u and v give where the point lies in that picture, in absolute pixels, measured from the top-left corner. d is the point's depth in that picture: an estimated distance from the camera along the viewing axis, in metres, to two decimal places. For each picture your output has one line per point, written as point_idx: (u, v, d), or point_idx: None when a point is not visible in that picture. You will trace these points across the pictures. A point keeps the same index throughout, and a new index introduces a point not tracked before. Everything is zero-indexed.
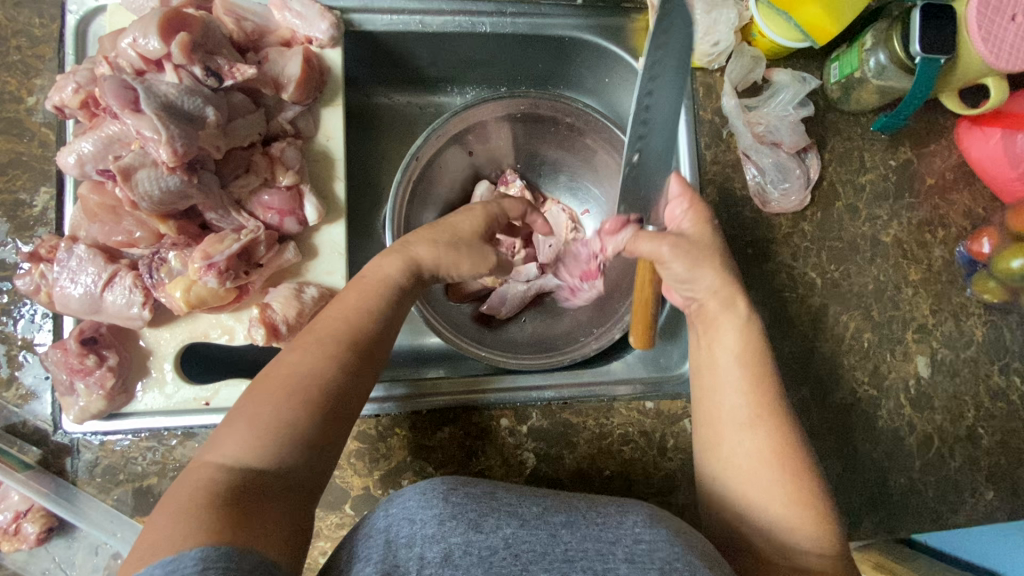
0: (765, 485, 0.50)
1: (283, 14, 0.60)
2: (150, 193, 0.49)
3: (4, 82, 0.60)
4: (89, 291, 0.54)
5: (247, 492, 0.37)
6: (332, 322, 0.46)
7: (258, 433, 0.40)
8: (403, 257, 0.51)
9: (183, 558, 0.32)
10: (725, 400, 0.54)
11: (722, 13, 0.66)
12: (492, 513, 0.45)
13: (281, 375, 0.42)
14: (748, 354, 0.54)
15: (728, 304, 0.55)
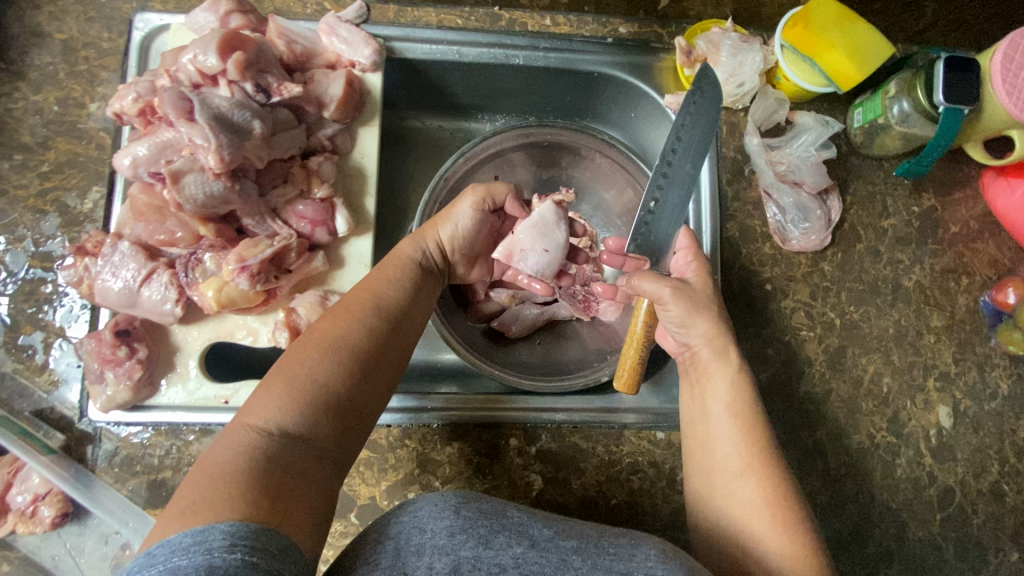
0: (760, 531, 0.53)
1: (330, 40, 0.65)
2: (195, 196, 0.52)
3: (70, 89, 0.65)
4: (128, 286, 0.57)
5: (291, 457, 0.42)
6: (360, 297, 0.55)
7: (294, 408, 0.45)
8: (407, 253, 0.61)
9: (212, 531, 0.35)
10: (719, 452, 0.57)
11: (747, 56, 0.68)
12: (503, 531, 0.46)
13: (317, 342, 0.50)
14: (741, 406, 0.58)
15: (718, 356, 0.60)
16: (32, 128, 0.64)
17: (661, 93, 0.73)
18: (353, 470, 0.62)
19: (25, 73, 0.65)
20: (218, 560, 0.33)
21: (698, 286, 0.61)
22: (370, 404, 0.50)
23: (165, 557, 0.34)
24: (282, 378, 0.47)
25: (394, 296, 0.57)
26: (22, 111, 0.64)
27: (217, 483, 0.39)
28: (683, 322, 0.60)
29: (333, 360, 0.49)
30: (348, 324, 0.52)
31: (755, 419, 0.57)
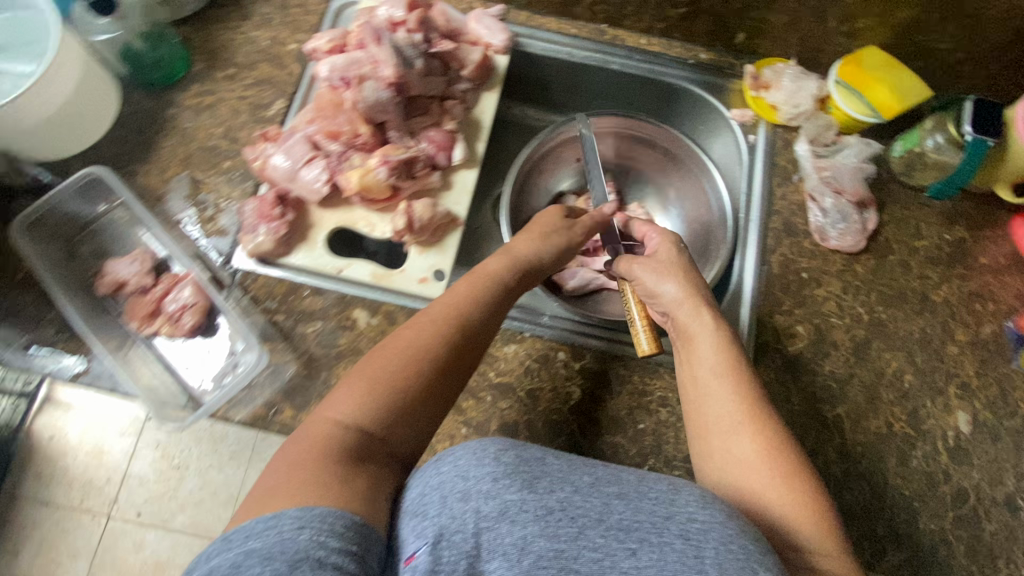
0: (760, 482, 0.58)
1: (476, 25, 0.84)
2: (368, 98, 0.70)
3: (279, 32, 0.86)
4: (293, 165, 0.73)
5: (357, 448, 0.54)
6: (443, 308, 0.64)
7: (367, 412, 0.56)
8: (506, 258, 0.71)
9: (282, 516, 0.45)
10: (714, 410, 0.64)
11: (805, 84, 0.84)
12: (545, 477, 0.51)
13: (395, 350, 0.60)
14: (723, 364, 0.66)
15: (694, 317, 0.69)
16: (247, 53, 0.85)
17: (728, 107, 0.88)
18: None
19: (250, 16, 0.87)
20: (289, 537, 0.43)
21: (663, 258, 0.73)
22: (433, 410, 0.59)
23: (241, 541, 0.44)
24: (360, 379, 0.58)
25: (474, 312, 0.64)
26: (242, 41, 0.85)
27: (298, 467, 0.51)
28: (653, 289, 0.72)
29: (408, 373, 0.58)
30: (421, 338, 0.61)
31: (740, 380, 0.64)
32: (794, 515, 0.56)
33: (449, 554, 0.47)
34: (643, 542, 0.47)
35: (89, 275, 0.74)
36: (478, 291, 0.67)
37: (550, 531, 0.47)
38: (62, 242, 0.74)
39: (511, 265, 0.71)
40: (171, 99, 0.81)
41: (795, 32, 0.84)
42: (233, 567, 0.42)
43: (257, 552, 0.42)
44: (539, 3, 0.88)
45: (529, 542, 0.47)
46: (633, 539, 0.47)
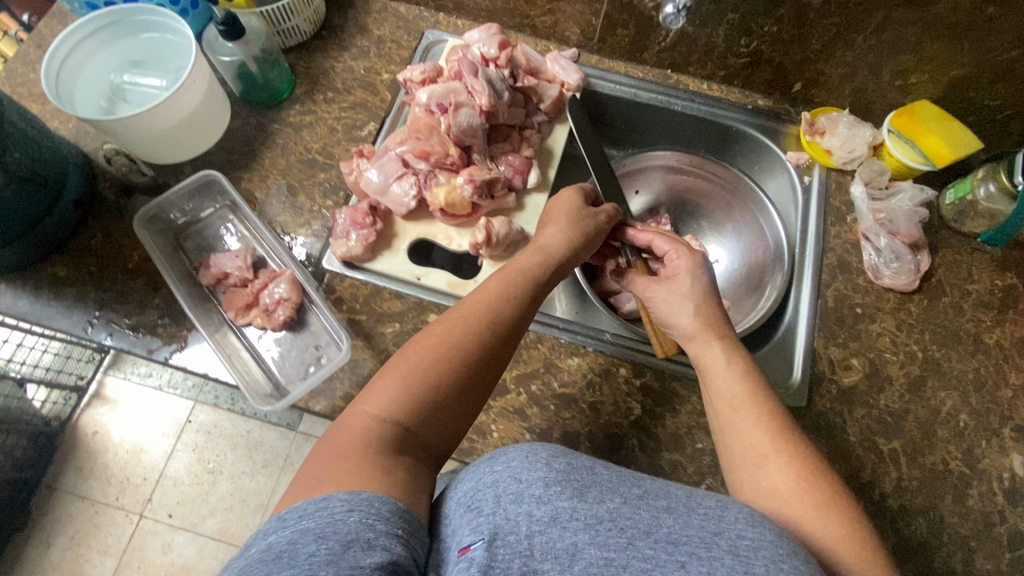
0: (796, 514, 0.57)
1: (552, 65, 0.92)
2: (461, 124, 0.78)
3: (375, 63, 0.95)
4: (386, 179, 0.80)
5: (395, 438, 0.54)
6: (477, 306, 0.65)
7: (406, 405, 0.56)
8: (540, 255, 0.72)
9: (332, 499, 0.45)
10: (738, 444, 0.64)
11: (860, 131, 0.89)
12: (595, 486, 0.50)
13: (430, 344, 0.60)
14: (743, 396, 0.66)
15: (711, 352, 0.71)
16: (344, 80, 0.94)
17: (784, 150, 0.94)
18: None
19: (349, 48, 0.96)
20: (341, 519, 0.43)
21: (678, 283, 0.75)
22: (466, 406, 0.60)
23: (296, 519, 0.44)
24: (397, 371, 0.58)
25: (506, 316, 0.64)
26: (341, 68, 0.95)
27: (341, 456, 0.51)
28: (673, 309, 0.74)
29: (445, 370, 0.58)
30: (458, 337, 0.61)
31: (761, 413, 0.65)
32: (835, 548, 0.55)
33: (503, 554, 0.45)
34: (693, 558, 0.45)
35: (191, 267, 0.80)
36: (507, 293, 0.66)
37: (601, 541, 0.46)
38: (170, 235, 0.82)
39: (545, 262, 0.71)
40: (275, 116, 0.90)
41: (850, 84, 0.90)
42: (284, 547, 0.42)
43: (308, 532, 0.43)
44: (609, 48, 0.96)
45: (580, 549, 0.46)
46: (682, 554, 0.45)
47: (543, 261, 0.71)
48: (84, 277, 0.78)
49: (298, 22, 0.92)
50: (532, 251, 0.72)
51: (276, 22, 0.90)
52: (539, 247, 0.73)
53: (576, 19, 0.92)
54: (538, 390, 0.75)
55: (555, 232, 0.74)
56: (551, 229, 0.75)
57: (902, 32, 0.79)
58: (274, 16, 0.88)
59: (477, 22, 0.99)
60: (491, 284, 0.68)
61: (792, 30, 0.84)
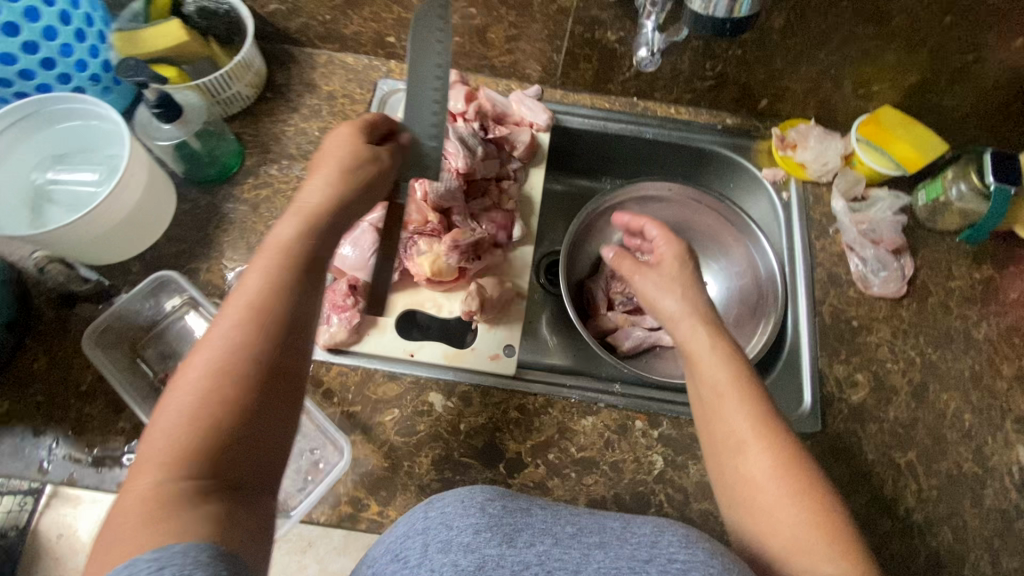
0: (770, 501, 0.55)
1: (519, 107, 0.88)
2: (437, 188, 0.74)
3: (329, 123, 0.89)
4: (363, 254, 0.74)
5: (184, 490, 0.41)
6: (241, 301, 0.49)
7: (185, 455, 0.42)
8: (305, 217, 0.55)
9: (136, 564, 0.37)
10: (718, 427, 0.61)
11: (830, 144, 0.90)
12: (526, 530, 0.52)
13: (189, 372, 0.46)
14: (725, 379, 0.62)
15: (695, 333, 0.66)
16: (298, 145, 0.87)
17: (759, 167, 0.93)
18: (503, 427, 0.72)
19: (299, 109, 0.90)
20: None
21: (668, 271, 0.72)
22: (270, 422, 0.47)
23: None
24: (155, 418, 0.44)
25: (271, 303, 0.49)
26: (293, 132, 0.88)
27: (126, 538, 0.39)
28: (654, 296, 0.71)
29: (217, 394, 0.45)
30: (216, 354, 0.46)
31: (744, 397, 0.60)
32: (808, 535, 0.53)
33: None
34: None
35: (154, 379, 0.71)
36: (270, 277, 0.50)
37: None
38: (125, 346, 0.73)
39: (313, 221, 0.55)
40: (228, 195, 0.83)
41: (814, 96, 0.90)
42: None
43: None
44: (573, 82, 0.93)
45: None
46: None
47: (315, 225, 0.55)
48: (31, 408, 0.69)
49: (239, 88, 0.85)
50: (295, 216, 0.55)
51: (215, 93, 0.82)
52: (299, 208, 0.56)
53: (536, 56, 0.88)
54: (557, 459, 0.71)
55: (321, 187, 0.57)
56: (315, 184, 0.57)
57: (862, 46, 0.80)
58: (210, 86, 0.81)
59: None
60: (252, 278, 0.50)
61: (755, 51, 0.83)
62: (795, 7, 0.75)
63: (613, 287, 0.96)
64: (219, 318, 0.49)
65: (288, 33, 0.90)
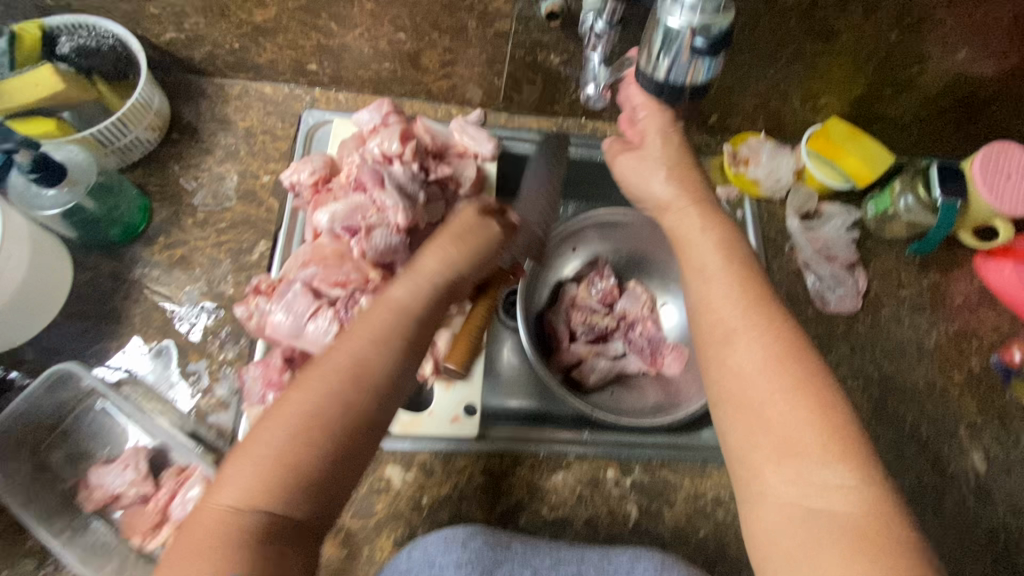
0: (766, 397, 0.48)
1: (461, 136, 0.80)
2: (379, 245, 0.68)
3: (249, 164, 0.80)
4: (296, 320, 0.65)
5: (264, 528, 0.43)
6: (345, 350, 0.50)
7: (268, 488, 0.44)
8: (416, 283, 0.56)
9: None
10: (706, 318, 0.54)
11: (783, 159, 0.89)
12: (507, 561, 0.58)
13: (289, 408, 0.47)
14: (717, 263, 0.56)
15: (685, 219, 0.60)
16: (214, 193, 0.77)
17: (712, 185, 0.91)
18: (470, 494, 0.68)
19: (212, 150, 0.79)
20: None
21: (650, 149, 0.64)
22: (349, 470, 0.47)
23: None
24: (252, 445, 0.46)
25: (377, 355, 0.50)
26: (207, 179, 0.78)
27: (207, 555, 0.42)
28: (640, 176, 0.64)
29: (305, 441, 0.46)
30: (317, 390, 0.47)
31: (738, 285, 0.54)
32: (807, 434, 0.46)
33: None
34: None
35: (66, 488, 0.63)
36: (382, 327, 0.52)
37: None
38: (27, 452, 0.63)
39: (425, 288, 0.56)
40: (137, 258, 0.73)
41: (764, 111, 0.88)
42: None
43: None
44: (517, 104, 0.86)
45: None
46: None
47: (427, 283, 0.56)
48: None
49: (138, 133, 0.74)
50: (406, 284, 0.55)
51: (108, 142, 0.72)
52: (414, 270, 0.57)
53: (476, 80, 0.82)
54: (529, 523, 0.68)
55: (434, 256, 0.58)
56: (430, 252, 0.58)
57: (810, 62, 0.78)
58: (101, 136, 0.70)
59: (362, 93, 0.85)
60: (367, 326, 0.52)
61: None
62: (743, 27, 0.72)
63: (574, 317, 0.91)
64: (319, 362, 0.50)
65: (190, 62, 0.79)
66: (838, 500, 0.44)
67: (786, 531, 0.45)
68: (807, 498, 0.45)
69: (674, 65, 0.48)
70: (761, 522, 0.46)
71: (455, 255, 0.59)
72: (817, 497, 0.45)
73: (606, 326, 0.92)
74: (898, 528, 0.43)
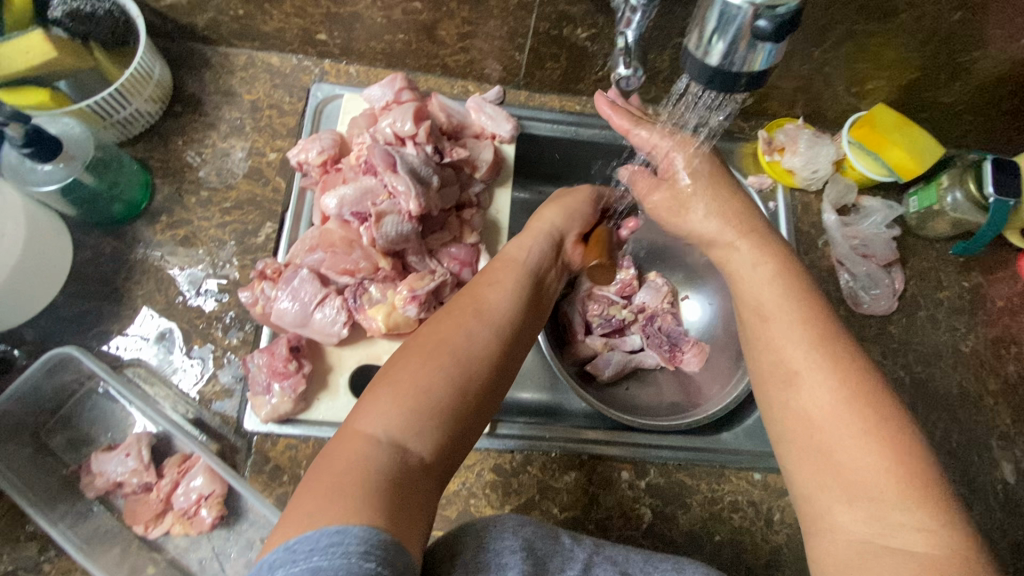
0: (840, 436, 0.47)
1: (478, 116, 0.75)
2: (389, 233, 0.64)
3: (255, 140, 0.76)
4: (303, 308, 0.63)
5: (411, 459, 0.41)
6: (469, 298, 0.54)
7: (411, 419, 0.42)
8: (540, 235, 0.64)
9: (348, 533, 0.34)
10: (766, 357, 0.54)
11: (822, 148, 0.81)
12: (557, 555, 0.46)
13: (426, 342, 0.48)
14: (773, 297, 0.56)
15: (732, 252, 0.62)
16: (218, 170, 0.74)
17: (743, 173, 0.85)
18: (479, 491, 0.66)
19: (217, 124, 0.76)
20: (357, 565, 0.32)
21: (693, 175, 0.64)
22: (480, 414, 0.47)
23: (305, 555, 0.32)
24: (392, 375, 0.45)
25: (501, 304, 0.54)
26: (211, 155, 0.74)
27: (343, 484, 0.38)
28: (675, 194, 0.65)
29: (444, 372, 0.46)
30: (454, 328, 0.49)
31: (800, 320, 0.53)
32: (884, 478, 0.44)
33: None
34: None
35: (68, 473, 0.62)
36: (501, 278, 0.57)
37: None
38: (29, 436, 0.63)
39: (539, 244, 0.63)
40: (138, 238, 0.70)
41: (805, 95, 0.82)
42: None
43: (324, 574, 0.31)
44: (539, 82, 0.81)
45: None
46: None
47: (535, 239, 0.64)
48: None
49: (138, 104, 0.71)
50: (535, 237, 0.64)
51: (108, 114, 0.69)
52: (531, 228, 0.65)
53: (496, 55, 0.77)
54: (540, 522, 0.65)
55: (555, 215, 0.67)
56: (552, 211, 0.67)
57: (862, 43, 0.72)
58: (100, 108, 0.67)
59: (374, 67, 0.80)
60: (493, 278, 0.57)
61: None
62: None
63: (591, 309, 0.87)
64: (452, 307, 0.53)
65: (194, 29, 0.75)
66: (915, 541, 0.42)
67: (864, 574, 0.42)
68: (881, 537, 0.43)
69: (730, 51, 0.40)
70: (832, 564, 0.44)
71: (570, 216, 0.68)
72: (890, 537, 0.43)
73: (623, 318, 0.88)
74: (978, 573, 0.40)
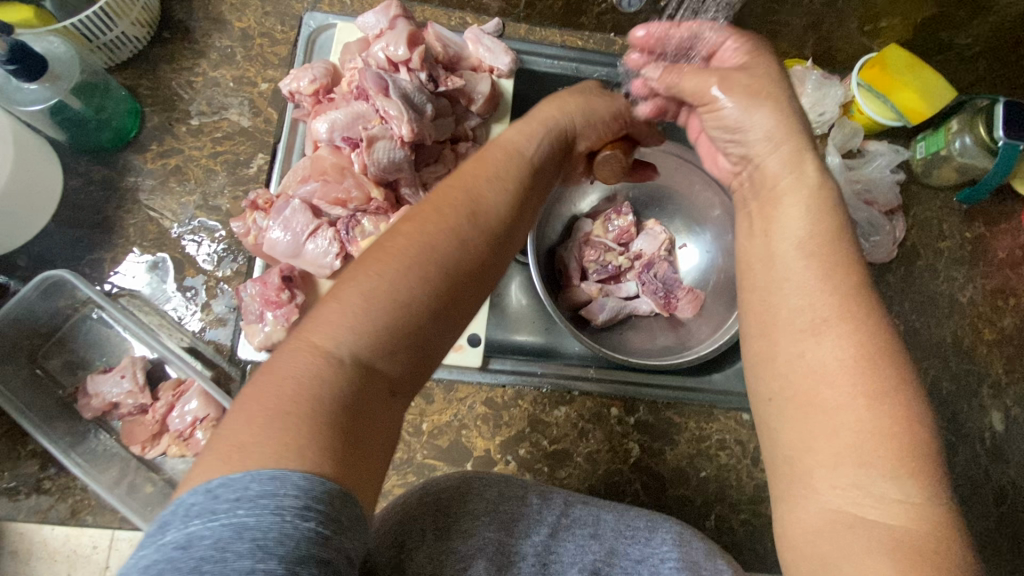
0: (842, 395, 0.40)
1: (475, 47, 0.73)
2: (381, 159, 0.64)
3: (245, 70, 0.74)
4: (296, 238, 0.63)
5: (370, 385, 0.37)
6: (452, 195, 0.45)
7: (373, 336, 0.37)
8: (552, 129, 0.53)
9: (285, 481, 0.30)
10: (782, 296, 0.45)
11: (830, 90, 0.79)
12: (521, 518, 0.47)
13: (397, 245, 0.41)
14: (801, 228, 0.46)
15: (748, 149, 0.51)
16: (209, 100, 0.72)
17: None
18: (471, 423, 0.67)
19: (206, 52, 0.73)
20: (290, 525, 0.28)
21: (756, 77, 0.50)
22: (451, 331, 0.42)
23: (228, 507, 0.29)
24: (356, 280, 0.39)
25: (497, 206, 0.46)
26: (202, 84, 0.72)
27: (285, 414, 0.33)
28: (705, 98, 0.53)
29: (415, 287, 0.39)
30: (437, 230, 0.42)
31: (834, 264, 0.44)
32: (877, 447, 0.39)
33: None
34: None
35: (65, 395, 0.63)
36: (499, 172, 0.48)
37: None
38: (24, 358, 0.63)
39: (543, 135, 0.53)
40: (129, 166, 0.69)
41: (815, 33, 0.79)
42: (202, 560, 0.27)
43: (249, 534, 0.28)
44: (539, 14, 0.78)
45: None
46: None
47: (545, 130, 0.53)
48: None
49: (125, 27, 0.69)
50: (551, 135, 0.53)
51: (94, 35, 0.67)
52: (538, 112, 0.54)
53: None
54: (529, 454, 0.67)
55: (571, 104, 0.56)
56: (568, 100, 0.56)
57: None
58: (83, 28, 0.66)
59: None
60: (489, 168, 0.48)
61: None
62: None
63: (587, 254, 0.87)
64: (432, 202, 0.44)
65: None
66: (893, 513, 0.38)
67: (831, 545, 0.38)
68: (859, 507, 0.38)
69: None
70: (798, 528, 0.40)
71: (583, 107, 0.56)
72: (873, 508, 0.38)
73: (619, 265, 0.87)
74: (946, 531, 0.37)
